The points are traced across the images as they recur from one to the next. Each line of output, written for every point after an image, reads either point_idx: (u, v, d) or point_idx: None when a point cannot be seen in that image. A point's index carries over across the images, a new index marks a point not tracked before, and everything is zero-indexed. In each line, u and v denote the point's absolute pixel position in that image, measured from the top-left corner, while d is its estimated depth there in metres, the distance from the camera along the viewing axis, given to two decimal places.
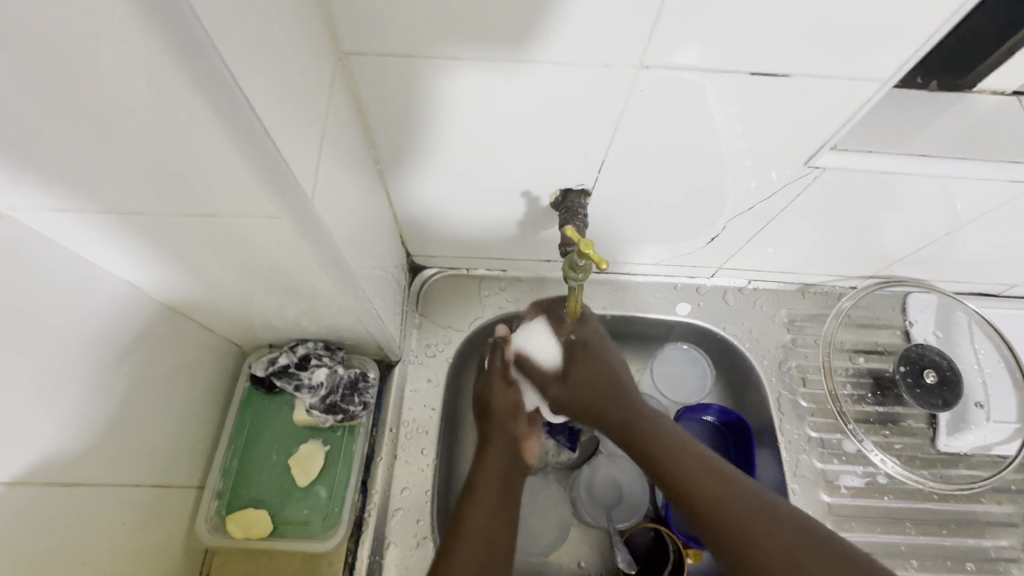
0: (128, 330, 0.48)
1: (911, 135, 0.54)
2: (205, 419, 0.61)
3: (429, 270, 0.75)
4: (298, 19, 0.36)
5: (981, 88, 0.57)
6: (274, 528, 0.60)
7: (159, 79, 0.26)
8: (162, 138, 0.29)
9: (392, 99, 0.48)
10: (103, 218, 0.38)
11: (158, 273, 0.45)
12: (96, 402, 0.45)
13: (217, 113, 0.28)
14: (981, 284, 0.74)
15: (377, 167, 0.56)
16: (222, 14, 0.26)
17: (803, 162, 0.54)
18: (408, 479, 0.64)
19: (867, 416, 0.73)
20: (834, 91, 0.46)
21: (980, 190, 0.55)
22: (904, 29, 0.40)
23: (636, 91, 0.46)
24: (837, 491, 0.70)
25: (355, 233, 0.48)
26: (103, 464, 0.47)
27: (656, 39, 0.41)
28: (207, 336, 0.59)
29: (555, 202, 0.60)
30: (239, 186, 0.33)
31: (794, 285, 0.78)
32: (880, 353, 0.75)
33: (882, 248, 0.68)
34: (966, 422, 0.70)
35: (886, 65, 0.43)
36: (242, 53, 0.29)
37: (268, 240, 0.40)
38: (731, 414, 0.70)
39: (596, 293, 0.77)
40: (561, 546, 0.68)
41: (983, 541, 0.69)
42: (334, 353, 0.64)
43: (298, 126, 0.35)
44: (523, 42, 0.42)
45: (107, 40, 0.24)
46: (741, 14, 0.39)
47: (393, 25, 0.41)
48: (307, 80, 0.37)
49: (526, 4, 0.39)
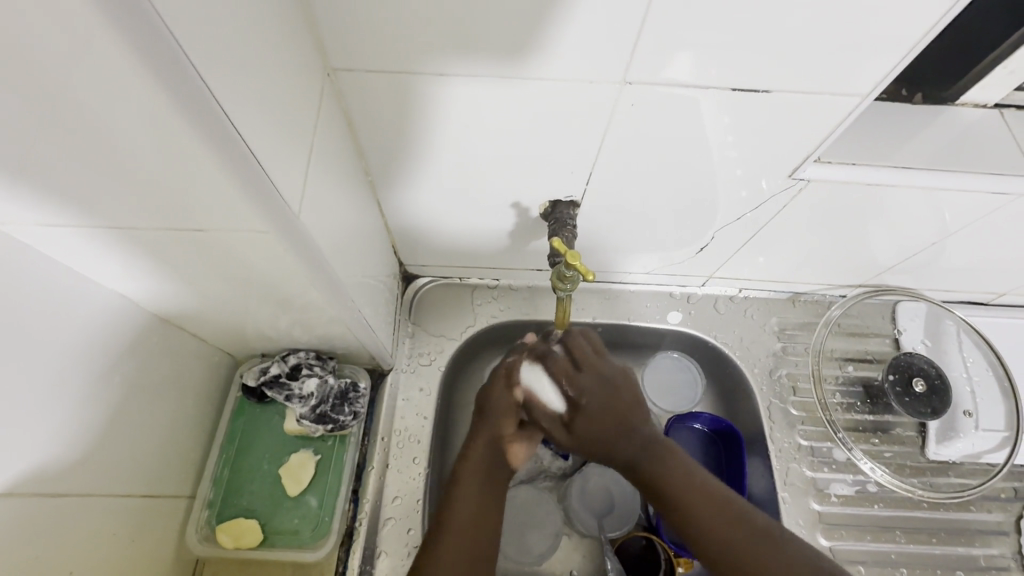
0: (119, 341, 0.48)
1: (894, 148, 0.55)
2: (196, 429, 0.61)
3: (422, 279, 0.76)
4: (286, 37, 0.36)
5: (963, 102, 0.58)
6: (264, 537, 0.60)
7: (146, 99, 0.26)
8: (150, 155, 0.30)
9: (381, 113, 0.48)
10: (93, 233, 0.38)
11: (148, 285, 0.46)
12: (86, 413, 0.46)
13: (203, 132, 0.29)
14: (969, 292, 0.75)
15: (369, 179, 0.57)
16: (207, 38, 0.27)
17: (789, 174, 0.55)
18: (399, 488, 0.65)
19: (857, 425, 0.73)
20: (815, 106, 0.47)
21: (963, 202, 0.56)
22: (880, 46, 0.41)
23: (621, 105, 0.47)
24: (827, 500, 0.70)
25: (345, 243, 0.49)
26: (94, 475, 0.47)
27: (638, 56, 0.42)
28: (198, 346, 0.59)
29: (545, 213, 0.61)
30: (226, 201, 0.34)
31: (784, 294, 0.79)
32: (870, 362, 0.76)
33: (870, 257, 0.69)
34: (955, 431, 0.71)
35: (865, 80, 0.44)
36: (228, 75, 0.30)
37: (256, 253, 0.40)
38: (722, 422, 0.71)
39: (588, 303, 0.78)
40: (553, 555, 0.68)
41: (973, 550, 0.69)
42: (325, 363, 0.64)
43: (286, 142, 0.36)
44: (509, 57, 0.43)
45: (95, 66, 0.25)
46: (723, 30, 0.40)
47: (382, 42, 0.41)
48: (295, 97, 0.38)
49: (511, 21, 0.40)
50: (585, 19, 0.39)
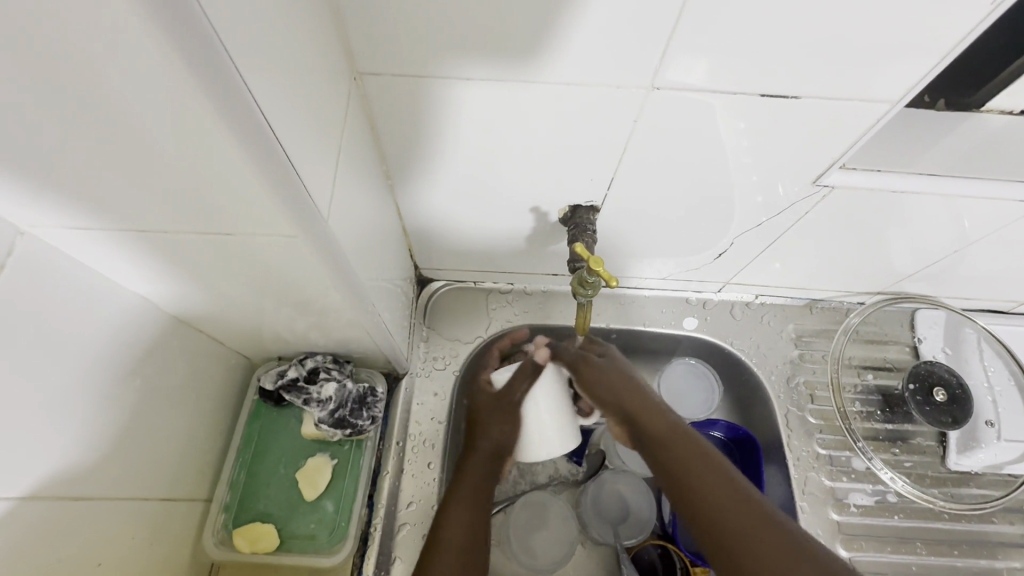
0: (141, 343, 0.48)
1: (919, 155, 0.55)
2: (213, 430, 0.61)
3: (436, 282, 0.75)
4: (316, 41, 0.36)
5: (988, 108, 0.57)
6: (281, 542, 0.60)
7: (182, 103, 0.26)
8: (184, 158, 0.30)
9: (404, 116, 0.48)
10: (121, 234, 0.38)
11: (172, 287, 0.46)
12: (107, 415, 0.45)
13: (238, 134, 0.29)
14: (989, 300, 0.74)
15: (388, 182, 0.56)
16: (242, 39, 0.27)
17: (813, 180, 0.54)
18: (414, 493, 0.64)
19: (876, 434, 0.72)
20: (841, 112, 0.46)
21: (990, 209, 0.55)
22: (912, 52, 0.40)
23: (645, 109, 0.47)
24: (846, 509, 0.69)
25: (365, 246, 0.49)
26: (114, 476, 0.47)
27: (667, 61, 0.42)
28: (217, 349, 0.59)
29: (564, 218, 0.60)
30: (255, 203, 0.34)
31: (801, 301, 0.78)
32: (888, 370, 0.75)
33: (889, 265, 0.68)
34: (977, 441, 0.70)
35: (894, 87, 0.44)
36: (264, 78, 0.29)
37: (282, 257, 0.40)
38: (740, 430, 0.70)
39: (602, 308, 0.77)
40: (567, 563, 0.67)
41: (995, 563, 0.68)
42: (342, 367, 0.64)
43: (314, 145, 0.36)
44: (534, 61, 0.42)
45: (137, 68, 0.25)
46: (754, 34, 0.40)
47: (407, 46, 0.41)
48: (323, 99, 0.38)
49: (540, 25, 0.40)
50: (615, 23, 0.39)
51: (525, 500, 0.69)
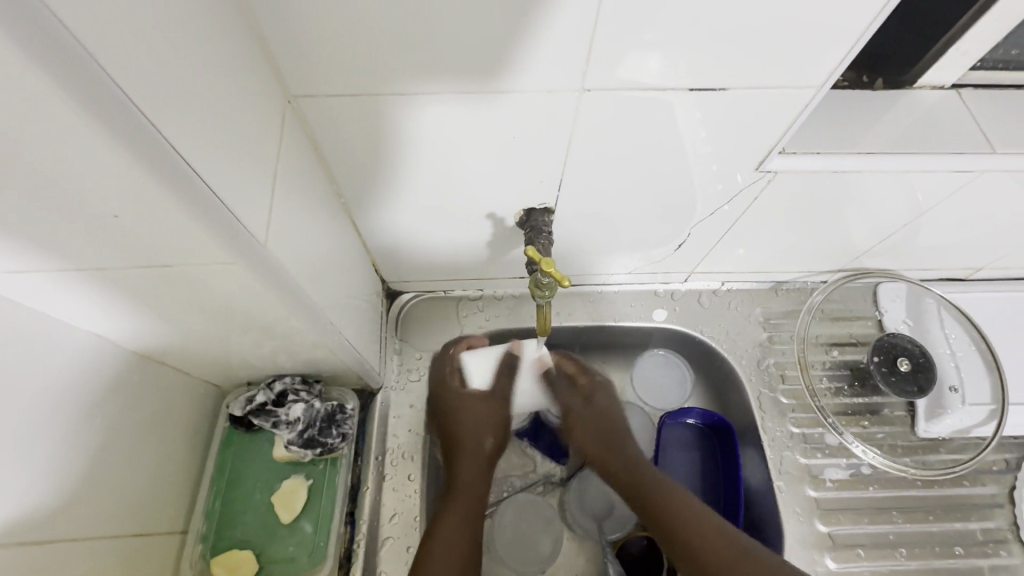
0: (97, 383, 0.48)
1: (856, 134, 0.56)
2: (184, 463, 0.60)
3: (406, 294, 0.76)
4: (243, 72, 0.37)
5: (920, 84, 0.59)
6: (261, 567, 0.60)
7: (89, 148, 0.27)
8: (104, 197, 0.30)
9: (345, 136, 0.49)
10: (61, 276, 0.38)
11: (123, 323, 0.45)
12: (66, 458, 0.45)
13: (156, 173, 0.29)
14: (946, 269, 0.76)
15: (341, 202, 0.57)
16: (148, 80, 0.27)
17: (755, 166, 0.55)
18: (396, 505, 0.65)
19: (845, 408, 0.74)
20: (768, 100, 0.48)
21: (933, 181, 0.57)
22: (831, 36, 0.42)
23: (581, 113, 0.48)
24: (823, 485, 0.71)
25: (318, 268, 0.49)
26: (80, 517, 0.46)
27: (594, 62, 0.43)
28: (182, 379, 0.59)
29: (520, 222, 0.61)
30: (184, 232, 0.33)
31: (765, 284, 0.79)
32: (854, 345, 0.77)
33: (848, 241, 0.69)
34: (943, 407, 0.72)
35: (816, 73, 0.45)
36: (178, 116, 0.30)
37: (228, 284, 0.40)
38: (714, 416, 0.72)
39: (571, 306, 0.78)
40: (554, 561, 0.68)
41: (970, 525, 0.70)
42: (311, 387, 0.65)
43: (246, 173, 0.36)
44: (465, 72, 0.43)
45: (36, 121, 0.25)
46: (685, 22, 0.40)
47: (337, 67, 0.42)
48: (253, 125, 0.38)
49: (467, 36, 0.40)
50: (540, 33, 0.40)
51: (509, 504, 0.69)
